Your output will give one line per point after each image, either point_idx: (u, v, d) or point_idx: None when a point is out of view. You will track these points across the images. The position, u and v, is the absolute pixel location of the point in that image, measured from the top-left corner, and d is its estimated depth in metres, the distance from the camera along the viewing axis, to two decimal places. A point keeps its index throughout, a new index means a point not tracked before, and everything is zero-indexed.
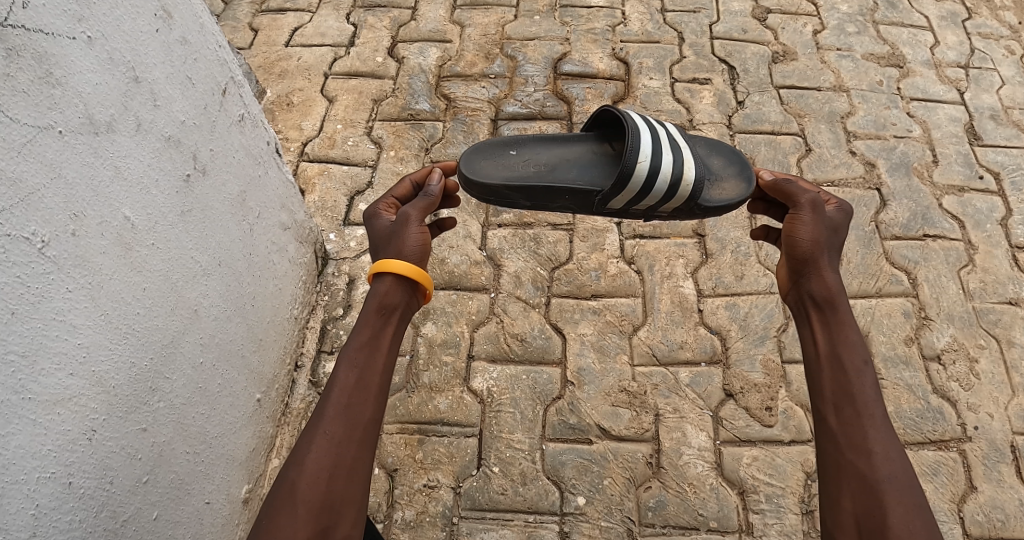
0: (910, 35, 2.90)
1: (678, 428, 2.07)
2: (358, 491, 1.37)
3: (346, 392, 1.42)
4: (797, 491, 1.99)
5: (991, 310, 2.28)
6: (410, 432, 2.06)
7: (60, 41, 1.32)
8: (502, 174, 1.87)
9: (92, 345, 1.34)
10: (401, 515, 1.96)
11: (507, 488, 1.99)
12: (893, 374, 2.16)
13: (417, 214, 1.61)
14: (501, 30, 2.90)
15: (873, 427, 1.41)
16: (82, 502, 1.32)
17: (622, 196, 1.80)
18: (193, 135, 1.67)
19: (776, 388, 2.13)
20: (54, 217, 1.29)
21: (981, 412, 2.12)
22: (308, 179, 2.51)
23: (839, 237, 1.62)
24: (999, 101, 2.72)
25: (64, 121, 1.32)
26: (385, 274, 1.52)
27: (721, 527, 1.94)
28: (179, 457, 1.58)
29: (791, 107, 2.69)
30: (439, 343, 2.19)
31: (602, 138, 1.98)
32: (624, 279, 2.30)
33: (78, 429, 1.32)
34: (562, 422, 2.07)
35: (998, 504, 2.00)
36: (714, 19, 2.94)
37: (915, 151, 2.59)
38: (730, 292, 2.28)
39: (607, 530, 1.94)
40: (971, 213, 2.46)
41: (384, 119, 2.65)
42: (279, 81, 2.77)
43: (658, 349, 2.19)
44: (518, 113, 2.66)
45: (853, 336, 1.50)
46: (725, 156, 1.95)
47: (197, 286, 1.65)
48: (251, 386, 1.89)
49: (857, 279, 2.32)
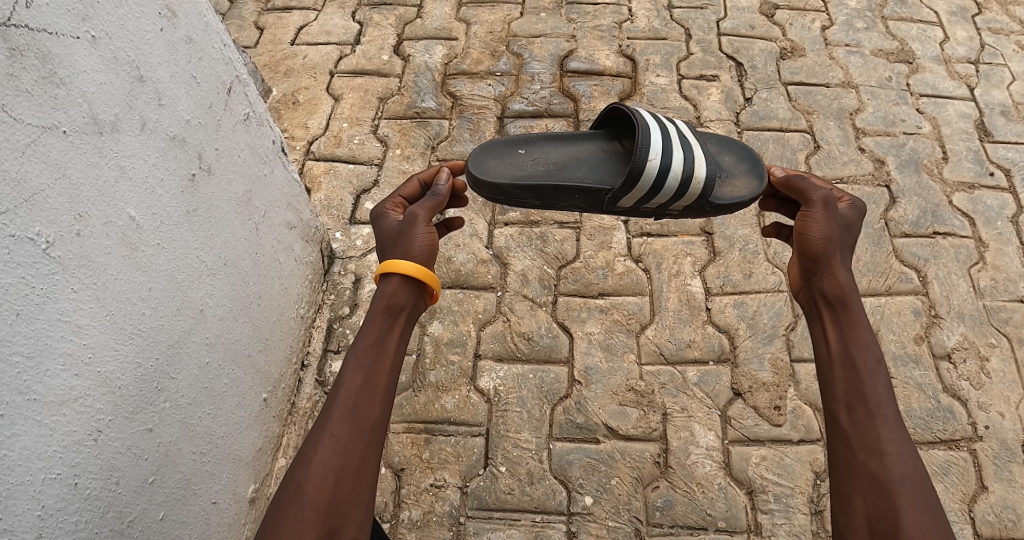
0: (920, 30, 2.88)
1: (686, 427, 2.06)
2: (364, 492, 1.37)
3: (352, 393, 1.41)
4: (806, 491, 1.98)
5: (1002, 308, 2.26)
6: (416, 432, 2.05)
7: (64, 40, 1.32)
8: (511, 173, 1.85)
9: (98, 346, 1.34)
10: (407, 515, 1.95)
11: (514, 488, 1.98)
12: (902, 373, 2.15)
13: (425, 214, 1.60)
14: (507, 27, 2.89)
15: (886, 427, 1.39)
16: (88, 503, 1.32)
17: (633, 194, 1.79)
18: (198, 134, 1.67)
19: (784, 387, 2.12)
20: (58, 217, 1.28)
21: (991, 411, 2.10)
22: (314, 178, 2.50)
23: (851, 235, 1.61)
24: (1010, 96, 2.70)
25: (69, 121, 1.32)
26: (392, 274, 1.51)
27: (729, 527, 1.93)
28: (186, 457, 1.58)
29: (799, 103, 2.67)
30: (445, 342, 2.18)
31: (611, 135, 1.97)
32: (631, 278, 2.29)
33: (84, 429, 1.31)
34: (569, 421, 2.06)
35: (1009, 504, 1.98)
36: (721, 15, 2.92)
37: (925, 147, 2.57)
38: (738, 290, 2.27)
39: (614, 530, 1.93)
40: (981, 210, 2.44)
41: (390, 117, 2.64)
42: (285, 80, 2.77)
43: (665, 347, 2.17)
44: (524, 111, 2.65)
45: (865, 335, 1.48)
46: (736, 153, 1.93)
47: (202, 286, 1.65)
48: (257, 385, 1.88)
49: (866, 277, 2.30)
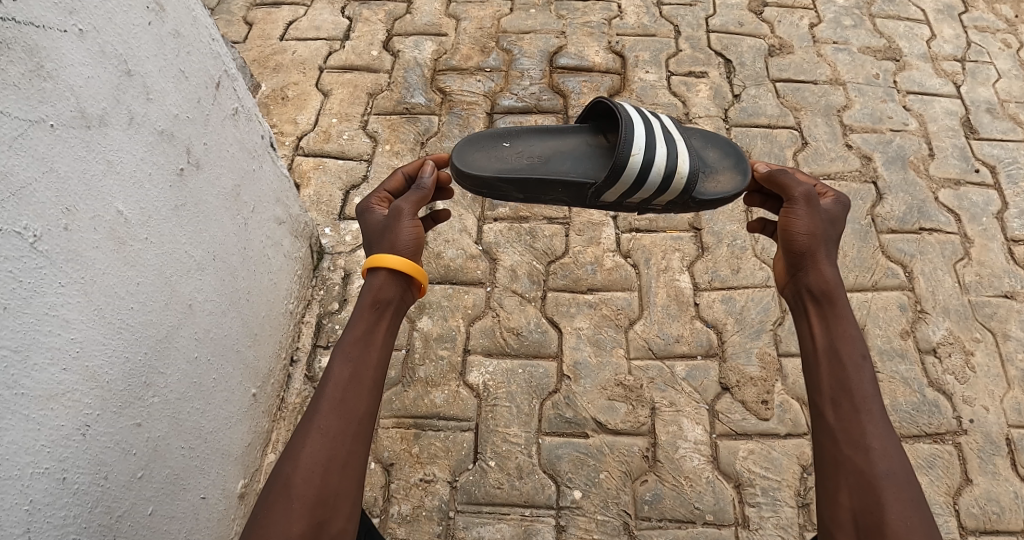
0: (907, 28, 2.90)
1: (674, 422, 2.07)
2: (352, 485, 1.37)
3: (340, 387, 1.40)
4: (793, 484, 1.99)
5: (986, 303, 2.28)
6: (406, 427, 2.06)
7: (51, 33, 1.31)
8: (494, 166, 1.86)
9: (85, 341, 1.34)
10: (397, 510, 1.95)
11: (503, 482, 1.98)
12: (889, 367, 2.17)
13: (410, 207, 1.60)
14: (497, 23, 2.90)
15: (871, 422, 1.40)
16: (76, 498, 1.32)
17: (615, 188, 1.79)
18: (186, 128, 1.67)
19: (771, 382, 2.13)
20: (45, 211, 1.28)
21: (976, 405, 2.12)
22: (303, 173, 2.50)
23: (835, 230, 1.62)
24: (996, 94, 2.72)
25: (56, 115, 1.32)
26: (379, 269, 1.50)
27: (717, 520, 1.95)
28: (175, 452, 1.58)
29: (787, 100, 2.68)
30: (435, 337, 2.18)
31: (596, 129, 1.97)
32: (620, 273, 2.30)
33: (73, 424, 1.31)
34: (558, 416, 2.07)
35: (994, 497, 2.00)
36: (711, 12, 2.93)
37: (911, 144, 2.59)
38: (726, 285, 2.28)
39: (603, 524, 1.94)
40: (967, 206, 2.46)
41: (380, 112, 2.64)
42: (274, 75, 2.76)
43: (654, 342, 2.19)
44: (514, 107, 2.65)
45: (851, 330, 1.49)
46: (720, 148, 1.94)
47: (191, 281, 1.65)
48: (246, 381, 1.89)
49: (853, 272, 2.32)
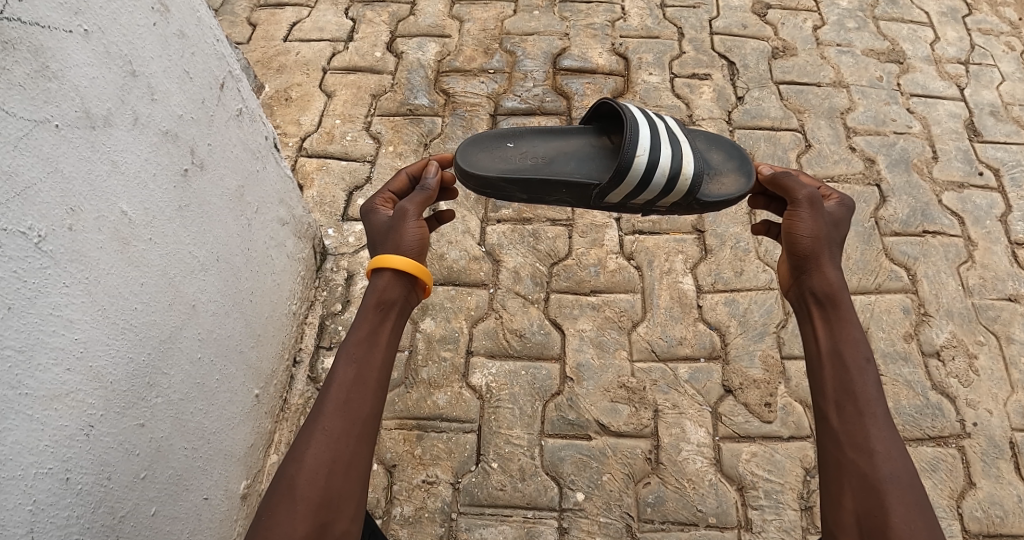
0: (910, 31, 2.90)
1: (677, 424, 2.07)
2: (356, 487, 1.37)
3: (344, 388, 1.40)
4: (796, 487, 1.99)
5: (990, 306, 2.28)
6: (408, 428, 2.05)
7: (57, 34, 1.32)
8: (498, 167, 1.86)
9: (89, 341, 1.34)
10: (400, 511, 1.95)
11: (506, 484, 1.98)
12: (892, 370, 2.16)
13: (415, 209, 1.60)
14: (500, 25, 2.90)
15: (875, 425, 1.39)
16: (81, 498, 1.32)
17: (619, 190, 1.79)
18: (190, 128, 1.67)
19: (775, 384, 2.13)
20: (49, 211, 1.28)
21: (980, 408, 2.12)
22: (306, 174, 2.50)
23: (839, 232, 1.62)
24: (999, 97, 2.72)
25: (61, 115, 1.32)
26: (383, 270, 1.50)
27: (720, 523, 1.94)
28: (178, 452, 1.58)
29: (791, 102, 2.68)
30: (438, 338, 2.18)
31: (600, 130, 1.97)
32: (623, 275, 2.30)
33: (76, 424, 1.31)
34: (561, 418, 2.07)
35: (997, 500, 2.00)
36: (714, 14, 2.93)
37: (915, 146, 2.58)
38: (730, 287, 2.28)
39: (606, 526, 1.94)
40: (970, 209, 2.46)
41: (383, 114, 2.65)
42: (278, 76, 2.76)
43: (657, 344, 2.18)
44: (517, 108, 2.65)
45: (855, 333, 1.48)
46: (724, 150, 1.94)
47: (194, 282, 1.65)
48: (249, 382, 1.88)
49: (856, 275, 2.31)
